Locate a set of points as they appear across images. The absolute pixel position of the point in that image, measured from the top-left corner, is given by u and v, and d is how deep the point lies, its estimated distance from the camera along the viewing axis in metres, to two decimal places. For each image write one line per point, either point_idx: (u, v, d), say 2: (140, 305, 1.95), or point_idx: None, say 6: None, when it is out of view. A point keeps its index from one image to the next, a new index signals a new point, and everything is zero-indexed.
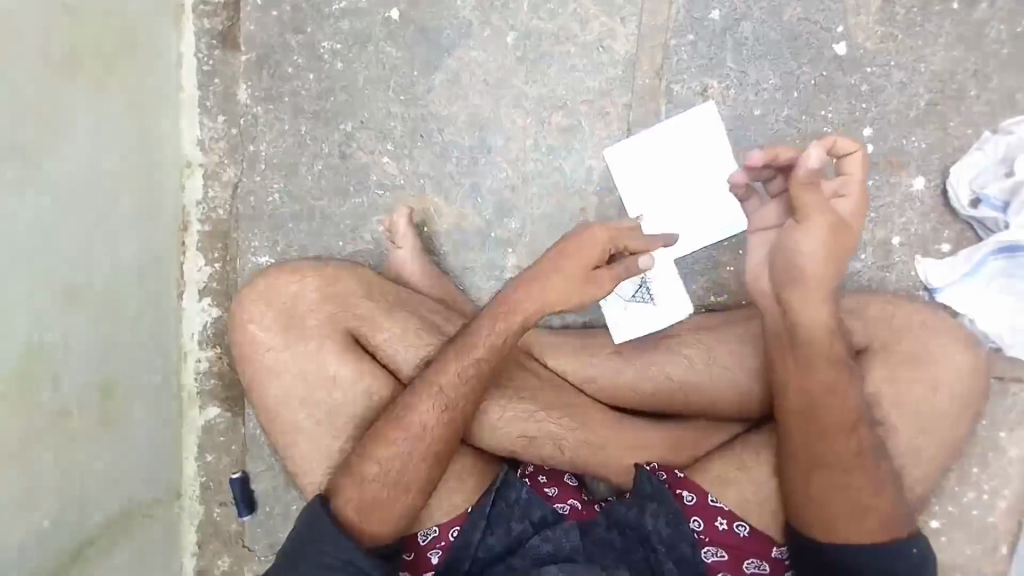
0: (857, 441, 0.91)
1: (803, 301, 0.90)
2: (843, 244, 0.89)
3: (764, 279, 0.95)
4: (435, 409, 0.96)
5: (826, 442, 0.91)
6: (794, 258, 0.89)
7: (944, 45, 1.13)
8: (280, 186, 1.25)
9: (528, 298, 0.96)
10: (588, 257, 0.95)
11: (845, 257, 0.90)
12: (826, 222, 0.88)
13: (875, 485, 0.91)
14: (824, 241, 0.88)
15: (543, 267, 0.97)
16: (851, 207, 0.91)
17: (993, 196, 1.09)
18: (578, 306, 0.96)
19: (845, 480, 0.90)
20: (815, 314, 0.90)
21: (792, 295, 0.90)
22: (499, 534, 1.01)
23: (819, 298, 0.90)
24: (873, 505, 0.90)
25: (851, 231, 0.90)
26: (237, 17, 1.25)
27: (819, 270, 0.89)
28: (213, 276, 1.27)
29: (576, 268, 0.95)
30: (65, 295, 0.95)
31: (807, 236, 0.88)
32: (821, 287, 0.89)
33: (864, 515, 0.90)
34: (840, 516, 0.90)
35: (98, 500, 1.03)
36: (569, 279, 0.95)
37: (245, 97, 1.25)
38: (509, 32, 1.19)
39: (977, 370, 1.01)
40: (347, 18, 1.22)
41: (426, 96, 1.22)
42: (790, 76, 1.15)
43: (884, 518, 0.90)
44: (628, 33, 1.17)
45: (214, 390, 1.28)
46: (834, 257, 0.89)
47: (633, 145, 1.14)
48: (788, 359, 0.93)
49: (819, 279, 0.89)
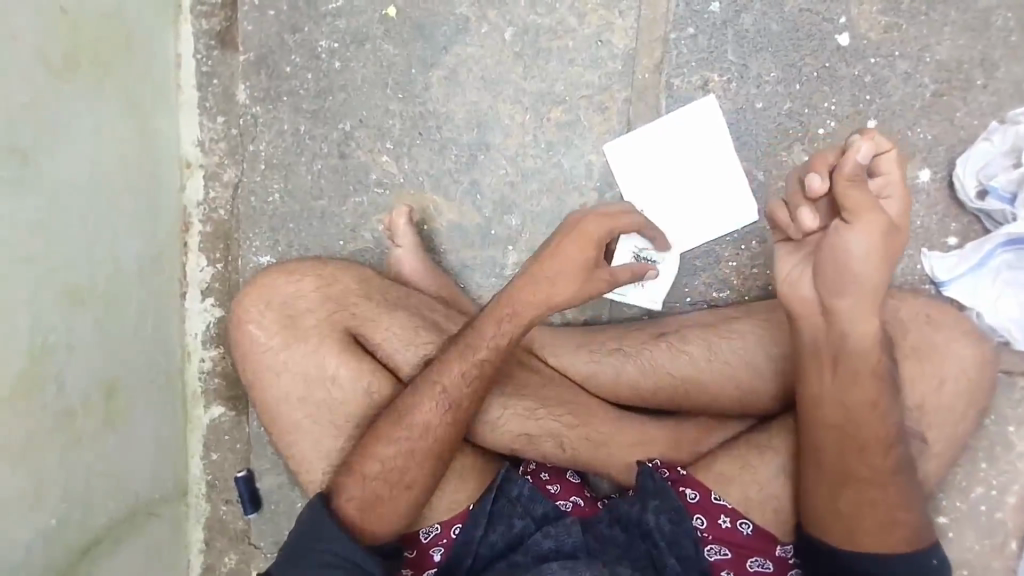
0: (895, 460, 0.89)
1: (851, 315, 0.85)
2: (890, 251, 0.81)
3: (804, 285, 0.87)
4: (437, 408, 0.96)
5: (862, 458, 0.89)
6: (843, 265, 0.82)
7: (950, 34, 1.11)
8: (280, 186, 1.25)
9: (533, 298, 0.96)
10: (581, 252, 0.96)
11: (892, 257, 0.82)
12: (875, 222, 0.79)
13: (907, 501, 0.89)
14: (873, 244, 0.80)
15: (545, 260, 0.97)
16: (893, 210, 0.83)
17: (1000, 187, 1.07)
18: (579, 301, 0.97)
19: (857, 484, 0.89)
20: (862, 329, 0.86)
21: (839, 307, 0.85)
22: (501, 531, 1.00)
23: (870, 316, 0.85)
24: (901, 520, 0.89)
25: (899, 233, 0.82)
26: (235, 17, 1.25)
27: (864, 279, 0.82)
28: (215, 277, 1.28)
29: (572, 265, 0.96)
30: (66, 298, 0.96)
31: (856, 241, 0.80)
32: (871, 299, 0.84)
33: (891, 528, 0.89)
34: (864, 529, 0.89)
35: (104, 500, 1.04)
36: (570, 277, 0.96)
37: (245, 97, 1.25)
38: (507, 27, 1.19)
39: (983, 365, 0.99)
40: (344, 16, 1.22)
41: (423, 93, 1.21)
42: (791, 68, 1.13)
43: (912, 530, 0.89)
44: (627, 27, 1.16)
45: (218, 389, 1.29)
46: (883, 260, 0.81)
47: (636, 143, 1.16)
48: (826, 375, 0.90)
49: (871, 289, 0.83)
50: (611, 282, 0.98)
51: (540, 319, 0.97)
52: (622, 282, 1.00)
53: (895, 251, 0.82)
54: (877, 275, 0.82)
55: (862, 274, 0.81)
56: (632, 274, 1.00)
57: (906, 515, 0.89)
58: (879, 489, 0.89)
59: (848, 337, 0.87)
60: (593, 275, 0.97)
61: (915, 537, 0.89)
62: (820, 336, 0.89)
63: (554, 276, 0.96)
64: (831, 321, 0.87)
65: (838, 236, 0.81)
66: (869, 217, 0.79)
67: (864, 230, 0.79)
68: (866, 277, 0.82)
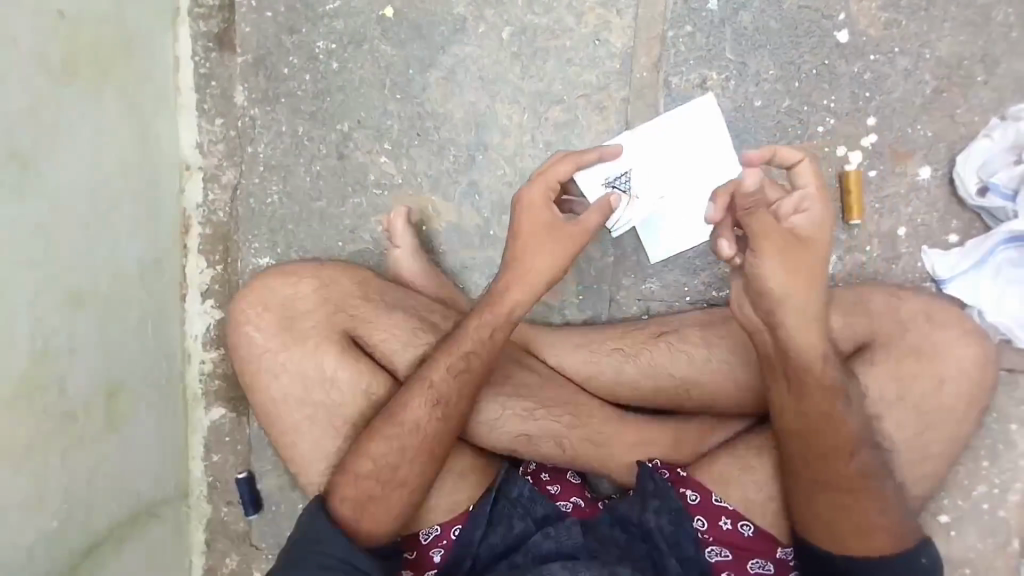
0: (859, 465, 0.89)
1: (791, 332, 0.87)
2: (803, 266, 0.85)
3: (747, 309, 0.90)
4: (425, 404, 0.96)
5: (831, 465, 0.89)
6: (765, 289, 0.86)
7: (950, 31, 1.10)
8: (279, 188, 1.25)
9: (514, 291, 0.98)
10: (538, 215, 0.97)
11: (818, 274, 0.86)
12: (777, 243, 0.84)
13: (882, 503, 0.89)
14: (783, 265, 0.85)
15: (518, 246, 0.98)
16: (811, 222, 0.84)
17: (1001, 184, 1.06)
18: (551, 279, 0.98)
19: (841, 489, 0.89)
20: (805, 342, 0.88)
21: (778, 322, 0.87)
22: (502, 532, 1.01)
23: (813, 327, 0.87)
24: (878, 524, 0.88)
25: (816, 250, 0.85)
26: (233, 19, 1.25)
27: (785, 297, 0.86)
28: (214, 279, 1.28)
29: (536, 224, 0.97)
30: (66, 301, 0.96)
31: (767, 266, 0.85)
32: (805, 313, 0.86)
33: (869, 531, 0.88)
34: (845, 532, 0.88)
35: (105, 502, 1.04)
36: (540, 251, 0.97)
37: (243, 99, 1.25)
38: (505, 27, 1.18)
39: (986, 364, 0.99)
40: (342, 17, 1.22)
41: (421, 93, 1.21)
42: (790, 66, 1.13)
43: (889, 535, 0.88)
44: (625, 25, 1.16)
45: (219, 390, 1.29)
46: (802, 276, 0.85)
47: (632, 139, 1.11)
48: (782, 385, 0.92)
49: (802, 305, 0.86)
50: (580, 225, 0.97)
51: (518, 313, 0.98)
52: (592, 225, 0.97)
53: (813, 266, 0.86)
54: (801, 291, 0.86)
55: (786, 294, 0.85)
56: (600, 212, 0.97)
57: (884, 518, 0.88)
58: (850, 494, 0.89)
59: (792, 350, 0.88)
60: (559, 229, 0.97)
61: (894, 539, 0.88)
62: (771, 348, 0.91)
63: (532, 264, 0.98)
64: (775, 336, 0.89)
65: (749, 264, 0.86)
66: (766, 241, 0.84)
67: (770, 254, 0.84)
68: (785, 297, 0.86)
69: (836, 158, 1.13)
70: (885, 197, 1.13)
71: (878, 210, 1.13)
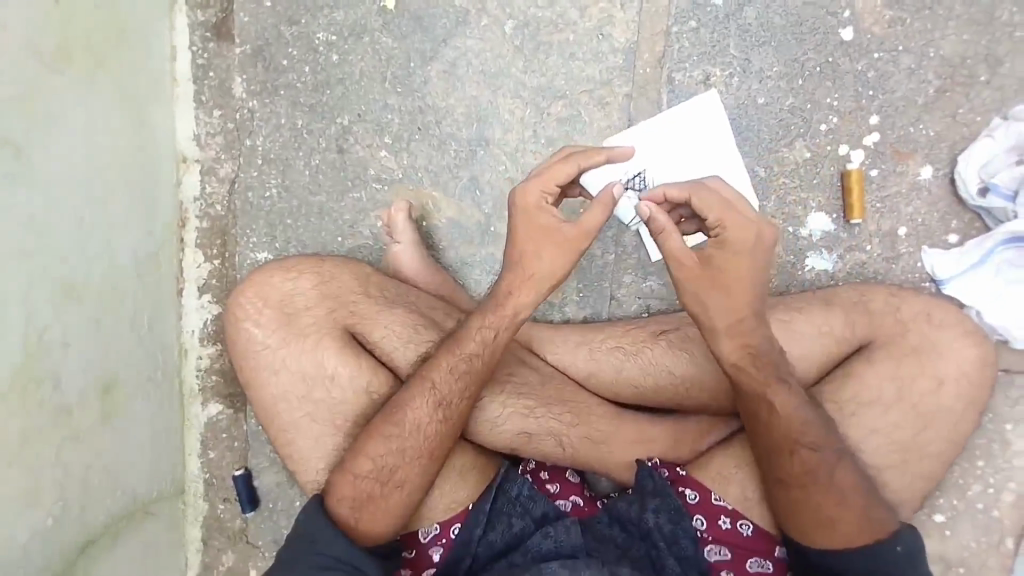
0: (800, 463, 0.91)
1: (722, 341, 0.94)
2: (728, 283, 0.92)
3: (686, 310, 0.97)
4: (427, 406, 0.96)
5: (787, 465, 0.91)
6: (690, 302, 0.94)
7: (954, 29, 1.10)
8: (277, 182, 1.24)
9: (518, 293, 0.98)
10: (540, 219, 0.96)
11: (751, 303, 0.93)
12: (691, 269, 0.92)
13: (835, 496, 0.89)
14: (702, 289, 0.92)
15: (519, 252, 0.98)
16: (734, 254, 0.91)
17: (1002, 185, 1.06)
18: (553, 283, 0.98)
19: (789, 484, 0.91)
20: (730, 352, 0.94)
21: (711, 328, 0.94)
22: (501, 531, 1.01)
23: (740, 340, 0.93)
24: (835, 515, 0.89)
25: (746, 284, 0.92)
26: (231, 8, 1.23)
27: (703, 309, 0.93)
28: (212, 273, 1.26)
29: (532, 227, 0.96)
30: (61, 295, 0.95)
31: (686, 288, 0.93)
32: (749, 338, 0.94)
33: (830, 524, 0.89)
34: (808, 526, 0.90)
35: (100, 495, 1.03)
36: (557, 255, 0.96)
37: (241, 90, 1.24)
38: (507, 20, 1.17)
39: (983, 366, 0.99)
40: (342, 7, 1.20)
41: (423, 87, 1.20)
42: (794, 63, 1.12)
43: (852, 527, 0.89)
44: (629, 19, 1.15)
45: (216, 385, 1.28)
46: (733, 303, 0.92)
47: (646, 147, 1.13)
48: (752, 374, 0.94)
49: (742, 322, 0.93)
50: (591, 230, 0.95)
51: (525, 318, 0.99)
52: (599, 222, 0.94)
53: (738, 286, 0.92)
54: (726, 310, 0.92)
55: (713, 313, 0.93)
56: (604, 207, 0.94)
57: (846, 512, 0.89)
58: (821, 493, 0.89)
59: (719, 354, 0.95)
60: (560, 233, 0.96)
61: (857, 529, 0.89)
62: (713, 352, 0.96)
63: (535, 270, 0.97)
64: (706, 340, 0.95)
65: (673, 283, 0.94)
66: (677, 262, 0.92)
67: (689, 279, 0.92)
68: (707, 310, 0.93)
69: (838, 157, 1.13)
70: (886, 197, 1.13)
71: (879, 211, 1.13)
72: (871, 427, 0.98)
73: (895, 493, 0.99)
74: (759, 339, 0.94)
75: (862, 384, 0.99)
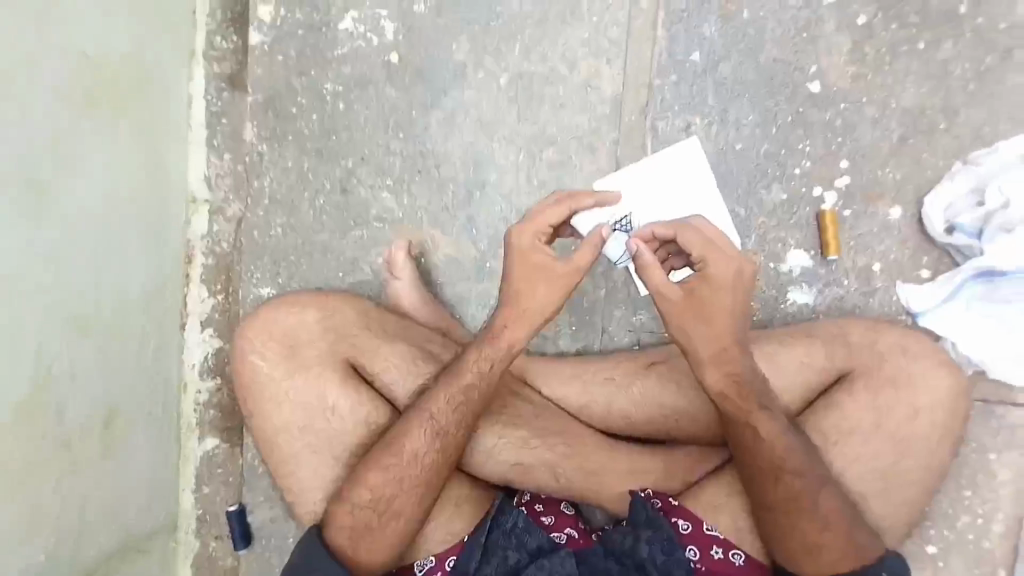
0: (784, 489, 0.93)
1: (710, 371, 0.97)
2: (712, 314, 0.96)
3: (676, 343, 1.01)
4: (425, 435, 0.98)
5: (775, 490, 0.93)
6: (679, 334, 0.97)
7: (913, 82, 1.18)
8: (283, 222, 1.31)
9: (513, 327, 1.01)
10: (532, 257, 1.00)
11: (737, 332, 0.96)
12: (678, 302, 0.96)
13: (818, 521, 0.92)
14: (689, 321, 0.96)
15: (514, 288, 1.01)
16: (718, 287, 0.96)
17: (967, 225, 1.13)
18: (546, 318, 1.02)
19: (776, 509, 0.93)
20: (717, 381, 0.97)
21: (699, 359, 0.97)
22: (495, 564, 0.98)
23: (727, 370, 0.96)
24: (820, 542, 0.91)
25: (730, 315, 0.96)
26: (246, 62, 1.31)
27: (691, 340, 0.97)
28: (216, 308, 1.30)
29: (525, 266, 1.00)
30: (72, 326, 0.98)
31: (673, 320, 0.97)
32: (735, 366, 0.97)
33: (818, 550, 0.91)
34: (795, 550, 0.93)
35: (96, 533, 1.03)
36: (551, 289, 1.00)
37: (252, 135, 1.32)
38: (501, 74, 1.26)
39: (958, 394, 1.03)
40: (348, 62, 1.29)
41: (424, 133, 1.28)
42: (767, 113, 1.21)
43: (838, 553, 0.91)
44: (615, 73, 1.24)
45: (214, 420, 1.29)
46: (720, 332, 0.96)
47: (632, 190, 1.18)
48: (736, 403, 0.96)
49: (728, 351, 0.96)
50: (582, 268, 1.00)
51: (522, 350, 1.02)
52: (588, 261, 1.00)
53: (722, 317, 0.96)
54: (712, 341, 0.96)
55: (700, 344, 0.97)
56: (593, 246, 1.00)
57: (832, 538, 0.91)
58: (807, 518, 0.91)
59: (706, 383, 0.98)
60: (553, 270, 1.00)
61: (843, 556, 0.91)
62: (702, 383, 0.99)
63: (529, 305, 1.01)
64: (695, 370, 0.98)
65: (661, 316, 0.98)
66: (664, 296, 0.97)
67: (676, 311, 0.96)
68: (696, 340, 0.97)
69: (813, 199, 1.21)
70: (859, 235, 1.20)
71: (854, 246, 1.20)
72: (856, 452, 1.01)
73: (880, 519, 1.01)
74: (747, 367, 0.97)
75: (844, 412, 1.03)
